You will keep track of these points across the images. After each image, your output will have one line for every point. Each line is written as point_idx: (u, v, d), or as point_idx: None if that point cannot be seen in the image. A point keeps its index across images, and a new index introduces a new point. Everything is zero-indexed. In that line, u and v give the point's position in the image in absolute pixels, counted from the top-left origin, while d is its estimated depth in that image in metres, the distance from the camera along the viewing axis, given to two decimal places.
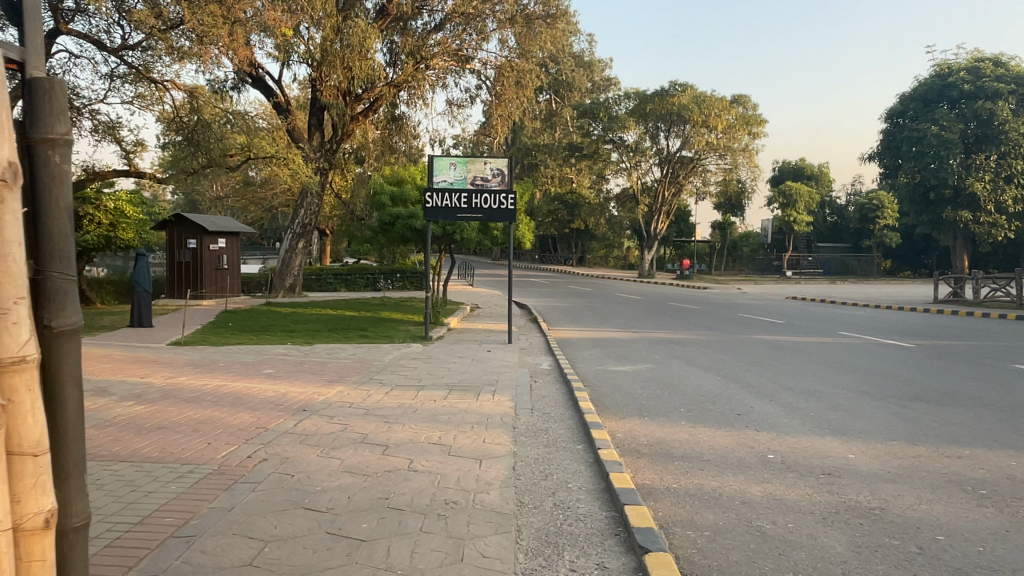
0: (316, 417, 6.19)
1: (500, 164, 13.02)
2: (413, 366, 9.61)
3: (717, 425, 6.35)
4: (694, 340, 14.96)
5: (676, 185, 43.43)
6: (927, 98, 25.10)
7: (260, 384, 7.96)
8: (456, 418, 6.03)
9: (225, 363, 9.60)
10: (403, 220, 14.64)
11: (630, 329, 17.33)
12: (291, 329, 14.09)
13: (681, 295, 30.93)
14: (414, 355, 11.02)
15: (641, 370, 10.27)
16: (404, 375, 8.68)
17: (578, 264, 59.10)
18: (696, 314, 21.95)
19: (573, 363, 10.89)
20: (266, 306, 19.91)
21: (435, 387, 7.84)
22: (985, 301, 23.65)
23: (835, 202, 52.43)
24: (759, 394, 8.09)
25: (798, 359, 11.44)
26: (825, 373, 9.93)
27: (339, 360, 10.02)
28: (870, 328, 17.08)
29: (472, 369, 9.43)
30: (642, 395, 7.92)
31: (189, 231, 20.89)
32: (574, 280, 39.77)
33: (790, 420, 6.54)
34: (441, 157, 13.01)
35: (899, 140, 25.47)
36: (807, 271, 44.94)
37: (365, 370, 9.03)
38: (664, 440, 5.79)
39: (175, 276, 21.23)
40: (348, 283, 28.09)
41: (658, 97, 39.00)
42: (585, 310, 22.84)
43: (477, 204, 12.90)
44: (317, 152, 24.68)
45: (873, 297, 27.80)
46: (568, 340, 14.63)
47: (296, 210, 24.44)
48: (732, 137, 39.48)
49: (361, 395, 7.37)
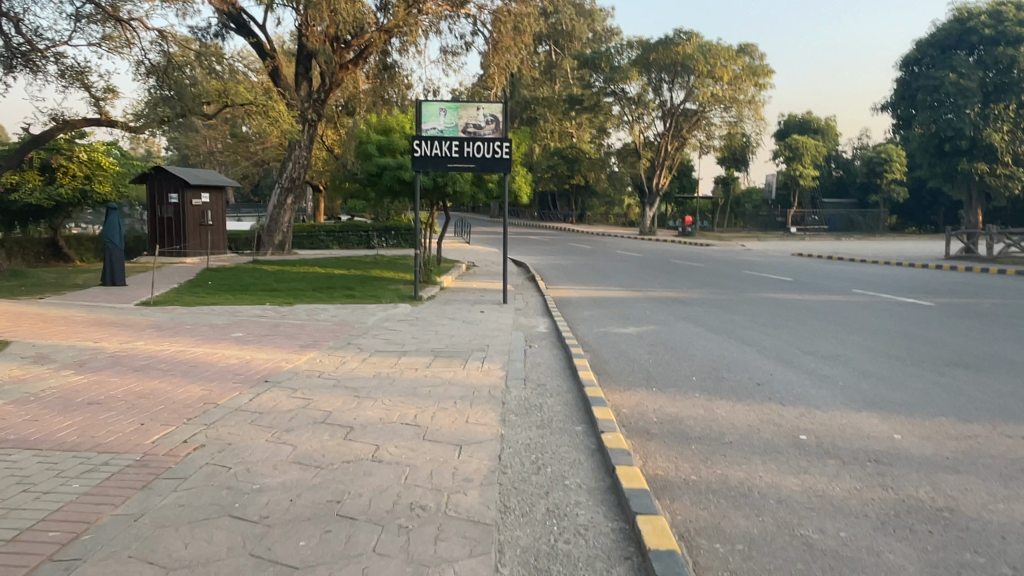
0: (277, 390, 5.39)
1: (494, 109, 12.03)
2: (398, 328, 8.80)
3: (735, 398, 5.57)
4: (700, 299, 14.18)
5: (679, 138, 42.22)
6: (945, 44, 23.72)
7: (225, 350, 7.16)
8: (437, 391, 5.23)
9: (191, 326, 8.79)
10: (391, 171, 13.68)
11: (633, 287, 16.49)
12: (273, 287, 13.27)
13: (683, 252, 30.09)
14: (401, 316, 10.22)
15: (646, 332, 9.47)
16: (385, 339, 7.88)
17: (578, 221, 58.00)
18: (700, 271, 21.09)
19: (571, 325, 10.09)
20: (253, 264, 19.07)
21: (418, 353, 7.04)
22: (999, 258, 22.78)
23: (841, 157, 51.16)
24: (779, 359, 7.29)
25: (813, 319, 10.64)
26: (845, 334, 9.14)
27: (318, 322, 9.22)
28: (884, 286, 16.29)
29: (461, 332, 8.62)
30: (648, 361, 7.13)
31: (171, 185, 19.96)
32: (574, 238, 38.84)
33: (818, 392, 5.75)
34: (430, 102, 11.99)
35: (915, 88, 24.24)
36: (812, 228, 43.98)
37: (345, 333, 8.22)
38: (676, 417, 5.01)
39: (157, 232, 20.34)
40: (340, 241, 27.21)
41: (662, 45, 37.49)
42: (585, 267, 22.03)
43: (469, 153, 11.95)
44: (305, 103, 23.45)
45: (883, 254, 26.89)
46: (566, 300, 13.81)
47: (285, 163, 23.56)
48: (738, 89, 38.14)
49: (335, 363, 6.58)
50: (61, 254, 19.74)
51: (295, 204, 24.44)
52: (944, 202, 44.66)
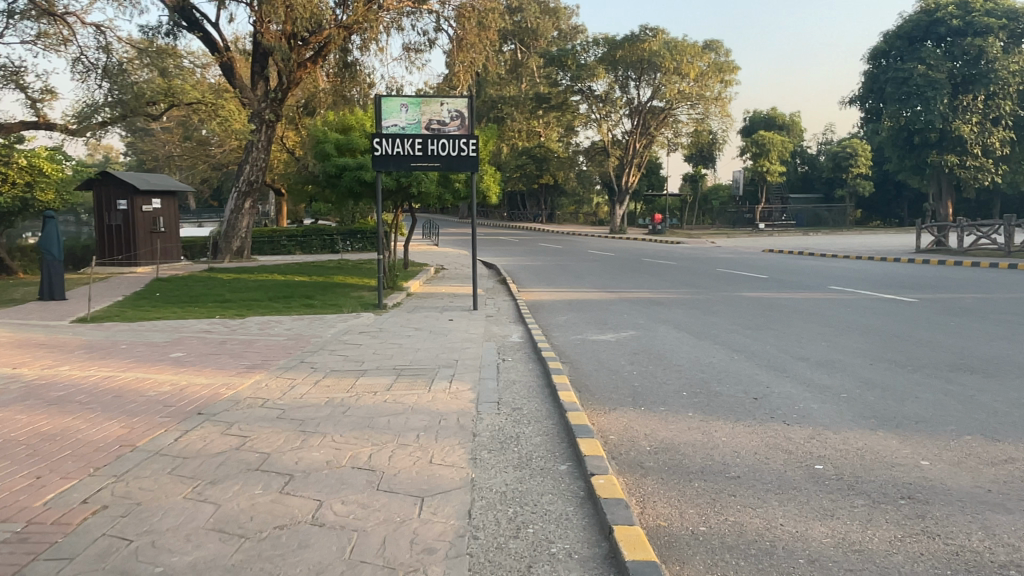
0: (213, 425, 4.65)
1: (458, 105, 11.37)
2: (357, 342, 8.07)
3: (734, 417, 4.96)
4: (677, 299, 13.65)
5: (647, 136, 41.83)
6: (913, 35, 23.62)
7: (161, 374, 6.38)
8: (397, 422, 4.54)
9: (127, 345, 7.97)
10: (351, 172, 12.86)
11: (607, 288, 15.91)
12: (225, 297, 12.45)
13: (655, 251, 29.68)
14: (362, 326, 9.47)
15: (625, 338, 8.88)
16: (343, 356, 7.14)
17: (548, 221, 57.42)
18: (673, 270, 20.59)
19: (545, 332, 9.44)
20: (208, 272, 18.14)
21: (379, 372, 6.34)
22: (970, 250, 22.69)
23: (807, 152, 51.40)
24: (772, 367, 6.72)
25: (797, 320, 10.13)
26: (835, 335, 8.62)
27: (271, 338, 8.45)
28: (861, 281, 15.95)
29: (426, 344, 7.92)
30: (632, 374, 6.50)
31: (119, 190, 18.82)
32: (544, 238, 38.32)
33: (823, 407, 5.17)
34: (391, 97, 11.24)
35: (883, 81, 24.07)
36: (780, 223, 43.99)
37: (298, 350, 7.48)
38: (671, 443, 4.39)
39: (105, 240, 19.27)
40: (303, 246, 26.27)
41: (628, 42, 37.10)
42: (557, 268, 21.44)
43: (434, 151, 11.24)
44: (261, 102, 22.37)
45: (853, 248, 26.70)
46: (539, 304, 13.18)
47: (242, 166, 22.80)
48: (704, 85, 37.93)
49: (283, 386, 5.84)
50: (4, 265, 18.13)
51: (253, 208, 23.52)
52: (908, 195, 45.11)
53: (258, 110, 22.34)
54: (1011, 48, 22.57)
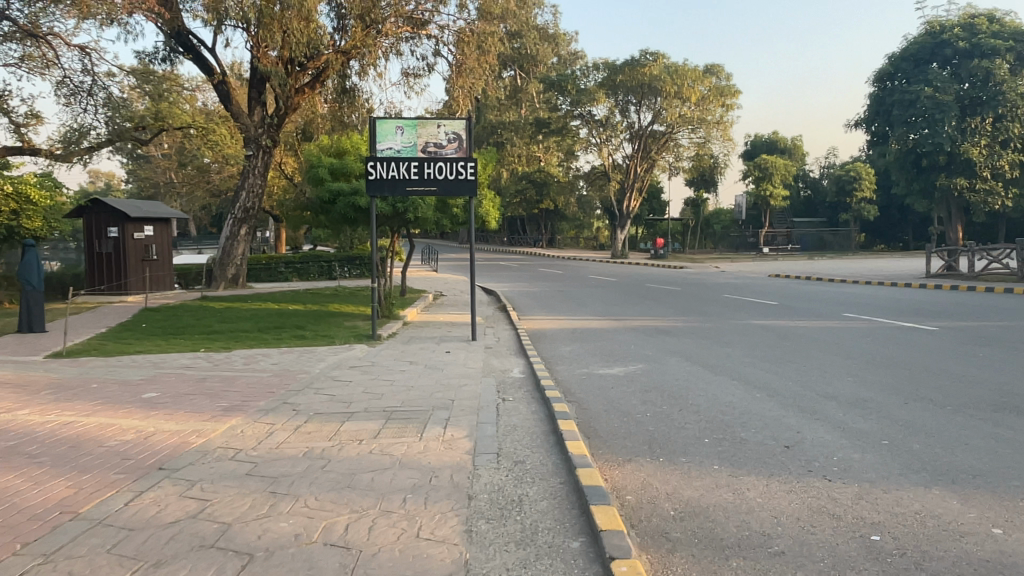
0: (172, 485, 4.06)
1: (456, 127, 10.90)
2: (346, 378, 7.48)
3: (764, 471, 4.39)
4: (686, 328, 13.09)
5: (648, 160, 41.55)
6: (919, 57, 23.34)
7: (127, 418, 5.80)
8: (382, 481, 3.95)
9: (98, 384, 7.38)
10: (346, 197, 12.36)
11: (611, 316, 15.35)
12: (214, 328, 11.90)
13: (658, 276, 29.18)
14: (354, 360, 8.90)
15: (634, 372, 8.29)
16: (330, 395, 6.56)
17: (549, 246, 56.92)
18: (679, 296, 20.01)
19: (549, 365, 8.86)
20: (200, 301, 17.62)
21: (367, 416, 5.75)
22: (982, 275, 22.14)
23: (809, 176, 51.20)
24: (798, 408, 6.14)
25: (815, 351, 9.55)
26: (860, 369, 8.04)
27: (255, 374, 7.87)
28: (876, 308, 15.40)
29: (422, 381, 7.34)
30: (645, 416, 5.91)
31: (110, 218, 18.49)
32: (545, 263, 37.86)
33: (864, 458, 4.59)
34: (385, 119, 10.79)
35: (889, 103, 23.73)
36: (783, 247, 43.48)
37: (282, 389, 6.89)
38: (696, 506, 3.80)
39: (95, 266, 18.77)
40: (300, 272, 25.76)
41: (628, 67, 36.97)
42: (559, 295, 20.93)
43: (430, 175, 10.75)
44: (258, 128, 22.07)
45: (861, 273, 26.15)
46: (542, 334, 12.61)
47: (237, 192, 22.38)
48: (706, 109, 37.70)
49: (259, 433, 5.25)
50: None
51: (249, 235, 23.07)
52: (912, 219, 44.82)
53: (255, 136, 22.02)
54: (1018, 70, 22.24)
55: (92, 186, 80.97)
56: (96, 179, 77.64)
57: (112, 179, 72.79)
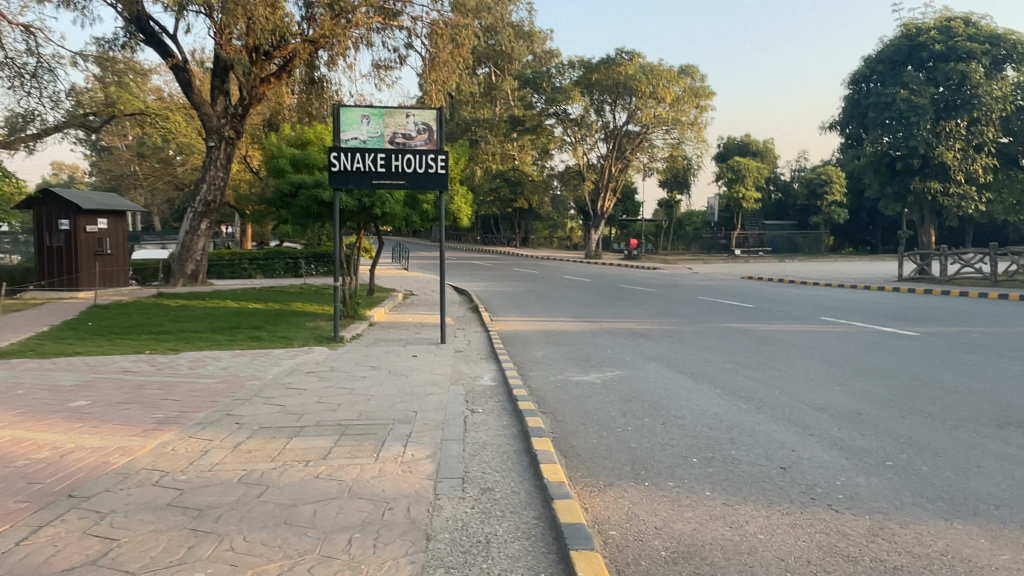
0: (78, 517, 3.44)
1: (426, 117, 10.31)
2: (300, 386, 6.86)
3: (763, 498, 3.90)
4: (663, 331, 12.64)
5: (623, 160, 41.27)
6: (894, 59, 23.48)
7: (45, 432, 5.11)
8: (326, 516, 3.39)
9: (24, 390, 6.65)
10: (308, 190, 11.69)
11: (586, 318, 14.86)
12: (164, 328, 11.16)
13: (632, 277, 28.82)
14: (312, 364, 8.27)
15: (612, 380, 7.78)
16: (279, 406, 5.95)
17: (522, 245, 56.41)
18: (653, 298, 19.64)
19: (521, 371, 8.32)
20: (155, 298, 16.79)
21: (320, 431, 5.17)
22: (954, 279, 22.09)
23: (780, 179, 51.47)
24: (789, 422, 5.69)
25: (798, 357, 9.14)
26: (848, 378, 7.62)
27: (201, 380, 7.19)
28: (853, 313, 15.13)
29: (383, 389, 6.75)
30: (627, 431, 5.40)
31: (61, 210, 17.53)
32: (518, 262, 37.32)
33: (871, 485, 4.12)
34: (350, 108, 10.16)
35: (864, 105, 23.80)
36: (755, 249, 43.47)
37: (227, 399, 6.25)
38: (691, 545, 3.28)
39: (45, 261, 17.84)
40: (264, 269, 24.87)
41: (604, 65, 36.63)
42: (532, 295, 20.43)
43: (397, 168, 10.15)
44: (220, 118, 21.30)
45: (834, 276, 26.03)
46: (513, 336, 12.06)
47: (199, 185, 21.53)
48: (680, 110, 37.46)
49: (193, 452, 4.63)
50: None
51: (210, 229, 22.20)
52: (881, 223, 45.24)
53: (217, 126, 21.26)
54: (993, 74, 22.26)
55: (55, 176, 78.74)
56: (59, 171, 75.43)
57: (75, 171, 70.82)
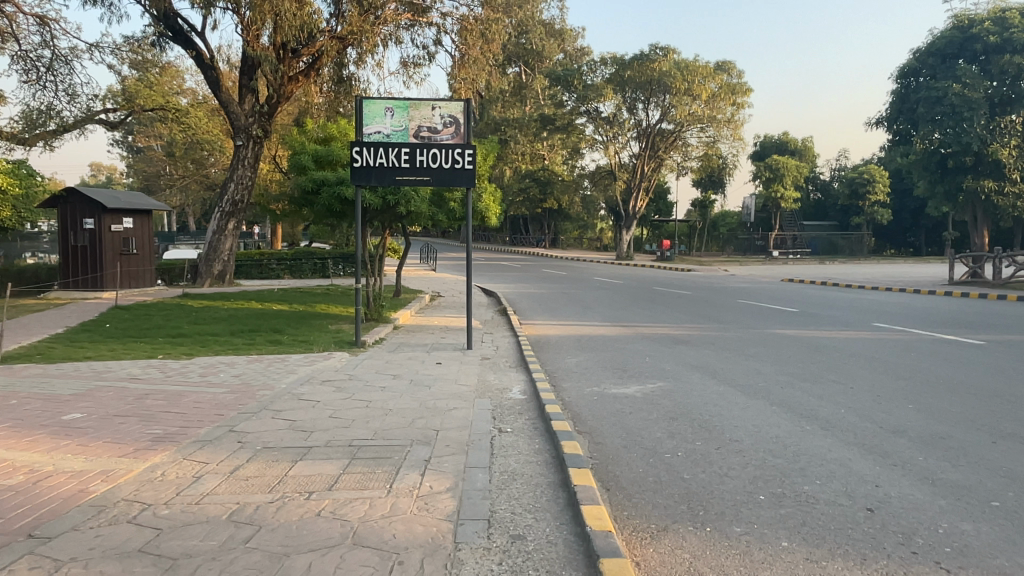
0: (29, 568, 2.89)
1: (453, 109, 9.72)
2: (314, 397, 6.30)
3: (853, 553, 3.21)
4: (704, 337, 11.88)
5: (656, 159, 40.35)
6: (946, 52, 22.01)
7: (26, 451, 4.62)
8: (322, 571, 2.80)
9: (18, 400, 6.17)
10: (330, 188, 11.13)
11: (620, 322, 14.15)
12: (181, 330, 10.71)
13: (667, 279, 27.98)
14: (330, 372, 7.71)
15: (654, 393, 7.09)
16: (288, 421, 5.39)
17: (552, 246, 55.72)
18: (690, 301, 18.81)
19: (554, 381, 7.67)
20: (179, 299, 16.49)
21: (329, 452, 4.58)
22: (1010, 282, 20.89)
23: (819, 178, 50.19)
24: (864, 448, 4.96)
25: (856, 368, 8.35)
26: (919, 394, 6.84)
27: (208, 390, 6.66)
28: (908, 318, 14.20)
29: (404, 402, 6.15)
30: (678, 458, 4.71)
31: (85, 209, 17.34)
32: (549, 263, 36.63)
33: (983, 536, 3.40)
34: (373, 100, 9.58)
35: (913, 100, 22.32)
36: (794, 251, 42.14)
37: (233, 412, 5.70)
38: None
39: (68, 261, 17.65)
40: (292, 269, 24.55)
41: (637, 62, 35.80)
42: (563, 297, 19.76)
43: (422, 163, 9.56)
44: (248, 117, 21.00)
45: (880, 279, 24.90)
46: (544, 341, 11.40)
47: (226, 184, 21.26)
48: (716, 107, 36.40)
49: (183, 478, 4.09)
50: None
51: (237, 229, 21.90)
52: (926, 224, 43.77)
53: (245, 125, 20.96)
54: None
55: (93, 177, 79.77)
56: (96, 173, 76.51)
57: (113, 173, 71.88)
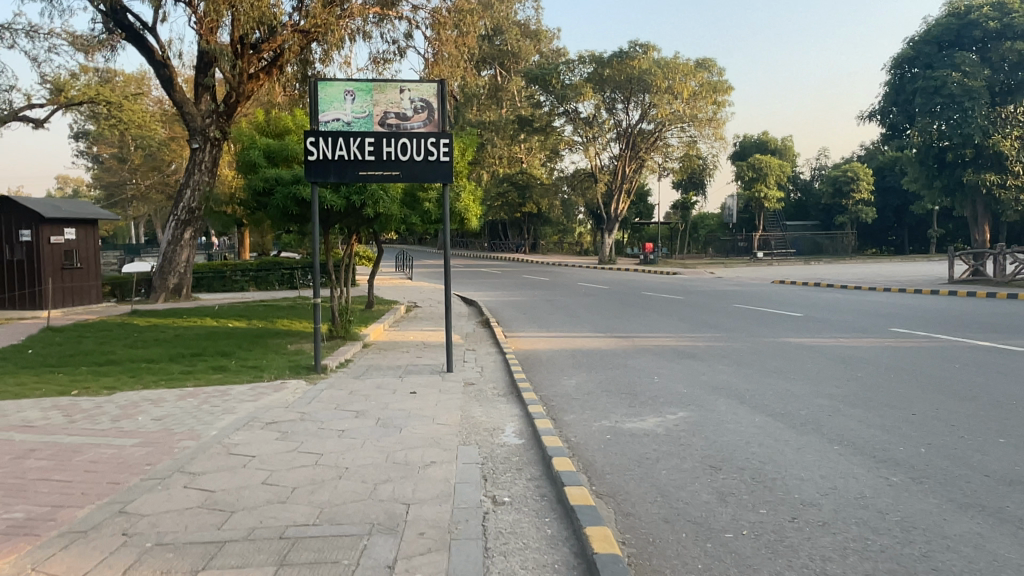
0: None
1: (425, 91, 8.34)
2: (250, 451, 4.87)
3: None
4: (712, 348, 10.60)
5: (637, 160, 39.21)
6: (944, 40, 21.13)
7: None
8: None
9: None
10: (284, 187, 9.70)
11: (615, 333, 12.81)
12: (112, 357, 9.20)
13: (654, 283, 26.76)
14: (276, 410, 6.22)
15: (679, 427, 5.75)
16: (204, 495, 3.96)
17: (531, 251, 54.48)
18: (684, 307, 17.57)
19: (552, 413, 6.26)
20: (126, 316, 14.87)
21: (251, 551, 3.18)
22: (1015, 280, 19.93)
23: (800, 177, 49.58)
24: (992, 516, 3.64)
25: (904, 388, 7.08)
26: (1004, 424, 5.55)
27: (113, 442, 5.17)
28: (926, 322, 13.07)
29: (364, 453, 4.74)
30: (747, 542, 3.35)
31: (22, 219, 15.60)
32: (530, 270, 35.26)
33: None
34: (329, 82, 8.20)
35: (910, 91, 21.42)
36: (779, 252, 41.23)
37: (135, 480, 4.26)
38: None
39: (5, 277, 15.96)
40: (258, 281, 22.90)
41: (616, 60, 34.67)
42: (548, 305, 18.47)
43: (389, 156, 8.16)
44: (205, 118, 19.50)
45: (875, 279, 23.95)
46: (534, 358, 10.06)
47: (182, 190, 19.68)
48: (697, 106, 35.36)
49: None
50: None
51: (195, 239, 20.28)
52: (909, 222, 43.25)
53: (201, 127, 19.42)
54: None
55: (57, 188, 76.99)
56: (63, 185, 74.48)
57: (78, 186, 69.47)
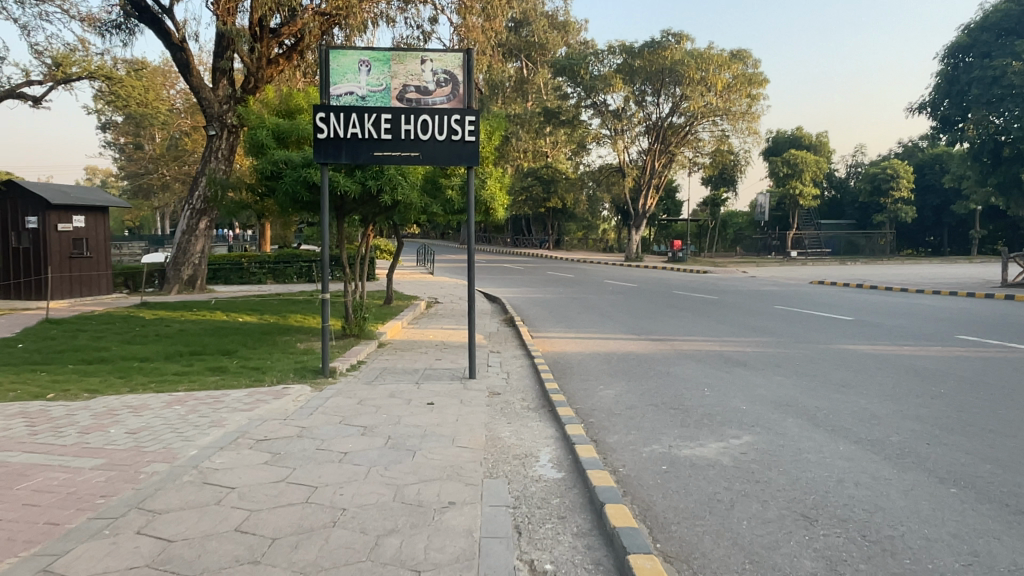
0: None
1: (448, 63, 7.45)
2: (230, 480, 3.97)
3: None
4: (762, 355, 9.55)
5: (667, 154, 38.03)
6: (1003, 27, 19.84)
7: None
8: None
9: None
10: (294, 171, 8.85)
11: (651, 336, 11.79)
12: (103, 354, 8.39)
13: (686, 282, 25.57)
14: (271, 424, 5.34)
15: (749, 455, 4.76)
16: (160, 547, 3.07)
17: (555, 247, 53.41)
18: (721, 308, 16.49)
19: (593, 435, 5.30)
20: (133, 308, 14.16)
21: None
22: None
23: (835, 175, 48.01)
24: None
25: (1004, 410, 6.01)
26: None
27: (69, 464, 4.30)
28: (994, 330, 11.90)
29: (368, 488, 3.82)
30: None
31: (29, 205, 14.97)
32: (555, 266, 34.14)
33: None
34: (342, 52, 7.36)
35: (965, 82, 20.11)
36: (813, 251, 39.78)
37: (77, 522, 3.38)
38: None
39: (11, 266, 15.35)
40: (275, 274, 22.13)
41: (647, 50, 33.53)
42: (576, 303, 17.45)
43: (407, 134, 7.25)
44: (222, 104, 18.80)
45: (921, 281, 22.61)
46: (565, 363, 9.10)
47: (197, 179, 18.96)
48: (731, 98, 34.06)
49: None
50: None
51: (210, 229, 19.54)
52: (949, 222, 41.53)
53: (218, 113, 18.73)
54: None
55: (86, 179, 77.33)
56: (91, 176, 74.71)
57: (106, 176, 69.55)
